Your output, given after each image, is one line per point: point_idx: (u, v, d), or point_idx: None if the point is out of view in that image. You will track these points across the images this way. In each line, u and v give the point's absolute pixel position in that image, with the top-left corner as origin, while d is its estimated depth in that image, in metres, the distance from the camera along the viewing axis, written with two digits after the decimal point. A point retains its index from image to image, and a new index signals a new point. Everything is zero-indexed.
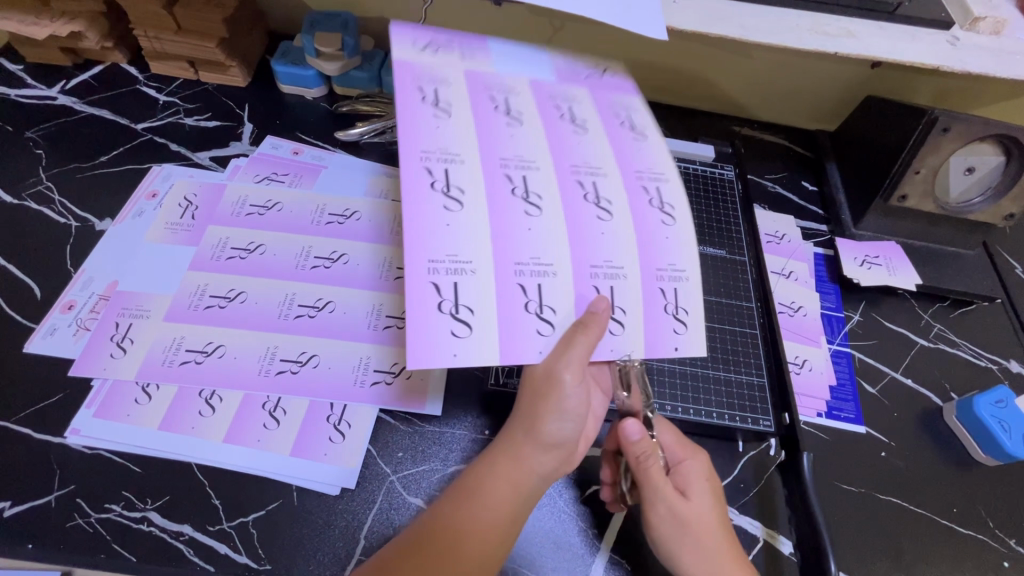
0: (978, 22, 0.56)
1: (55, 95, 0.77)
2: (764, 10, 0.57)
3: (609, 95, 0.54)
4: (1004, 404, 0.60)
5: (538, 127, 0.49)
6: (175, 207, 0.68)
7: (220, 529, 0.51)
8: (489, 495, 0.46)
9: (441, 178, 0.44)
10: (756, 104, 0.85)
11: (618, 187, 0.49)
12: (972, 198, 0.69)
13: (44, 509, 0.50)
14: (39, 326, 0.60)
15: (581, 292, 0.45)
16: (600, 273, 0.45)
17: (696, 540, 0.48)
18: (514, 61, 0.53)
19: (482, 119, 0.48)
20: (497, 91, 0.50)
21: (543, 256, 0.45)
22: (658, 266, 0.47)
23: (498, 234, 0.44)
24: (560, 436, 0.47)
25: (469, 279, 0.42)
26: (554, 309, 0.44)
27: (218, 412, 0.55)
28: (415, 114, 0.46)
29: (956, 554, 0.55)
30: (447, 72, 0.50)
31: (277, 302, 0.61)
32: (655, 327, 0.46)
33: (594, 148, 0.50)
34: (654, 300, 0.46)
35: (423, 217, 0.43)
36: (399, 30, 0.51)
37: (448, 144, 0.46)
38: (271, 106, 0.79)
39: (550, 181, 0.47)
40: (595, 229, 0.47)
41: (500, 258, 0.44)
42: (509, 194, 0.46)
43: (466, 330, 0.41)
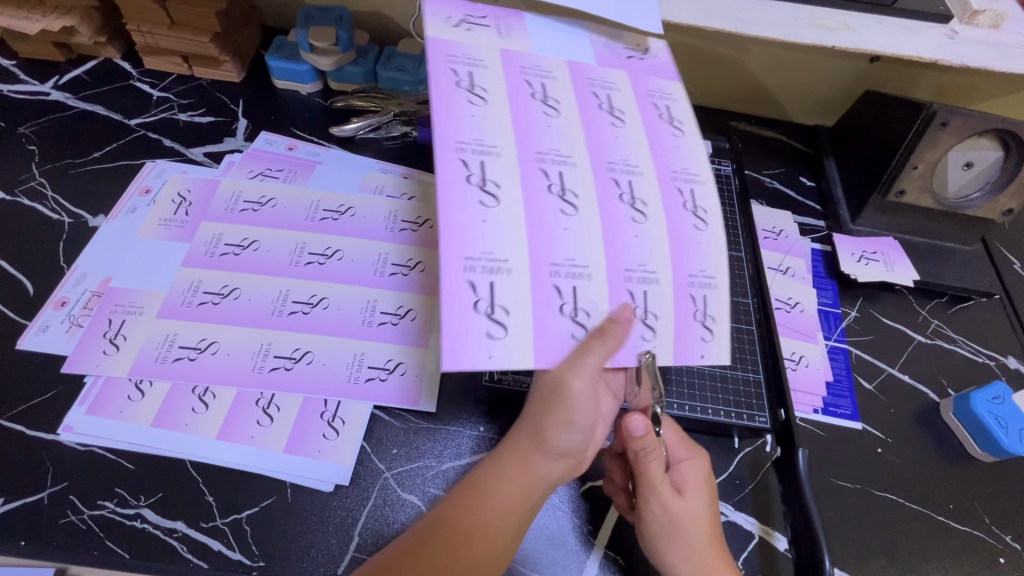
0: (977, 15, 0.56)
1: (48, 90, 0.77)
2: (762, 3, 0.56)
3: (648, 78, 0.52)
4: (1000, 400, 0.60)
5: (575, 114, 0.48)
6: (170, 203, 0.68)
7: (214, 526, 0.50)
8: (495, 501, 0.45)
9: (477, 171, 0.43)
10: (755, 99, 0.84)
11: (653, 188, 0.48)
12: (970, 193, 0.69)
13: (37, 505, 0.50)
14: (32, 322, 0.59)
15: (614, 296, 0.44)
16: (634, 277, 0.45)
17: (690, 540, 0.48)
18: (553, 40, 0.51)
19: (519, 107, 0.47)
20: (533, 74, 0.49)
21: (578, 258, 0.44)
22: (690, 271, 0.46)
23: (534, 234, 0.44)
24: (571, 445, 0.47)
25: (504, 279, 0.42)
26: (587, 314, 0.43)
27: (211, 408, 0.55)
28: (451, 100, 0.45)
29: (951, 551, 0.55)
30: (485, 55, 0.48)
31: (271, 298, 0.61)
32: (683, 336, 0.46)
33: (632, 143, 0.49)
34: (684, 308, 0.46)
35: (459, 213, 0.42)
36: (433, 5, 0.49)
37: (483, 134, 0.45)
38: (266, 101, 0.79)
39: (586, 178, 0.46)
40: (629, 229, 0.46)
41: (536, 259, 0.43)
42: (545, 189, 0.45)
43: (501, 331, 0.41)
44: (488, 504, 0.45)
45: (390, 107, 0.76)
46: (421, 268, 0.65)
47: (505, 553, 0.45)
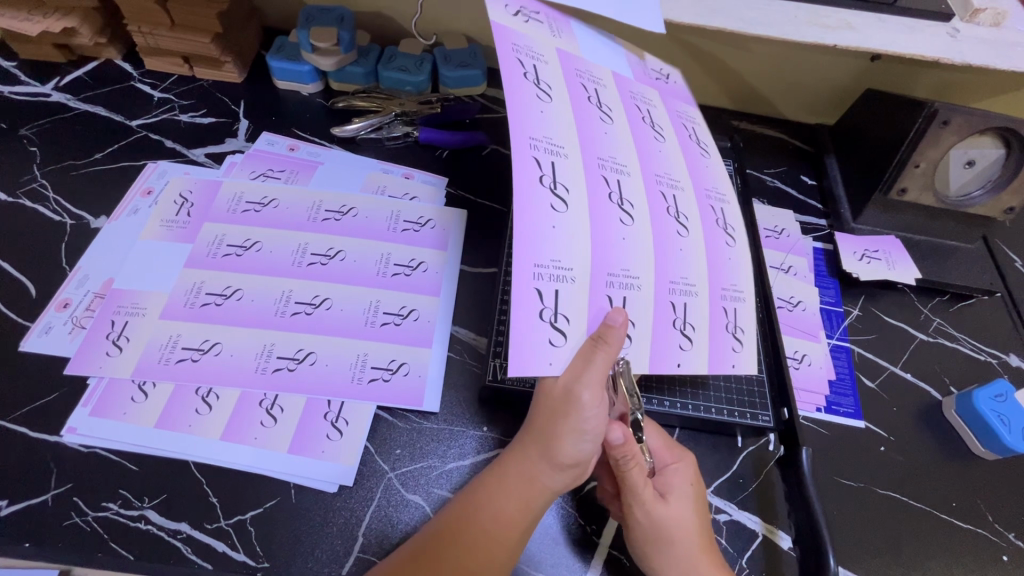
0: (979, 13, 0.56)
1: (49, 92, 0.77)
2: (763, 1, 0.56)
3: (676, 102, 0.57)
4: (1003, 398, 0.60)
5: (626, 126, 0.51)
6: (171, 205, 0.68)
7: (218, 527, 0.50)
8: (503, 508, 0.45)
9: (549, 172, 0.44)
10: (756, 98, 0.84)
11: (690, 205, 0.52)
12: (971, 191, 0.69)
13: (41, 507, 0.50)
14: (34, 324, 0.59)
15: (660, 306, 0.47)
16: (677, 289, 0.48)
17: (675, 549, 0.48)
18: (600, 50, 0.54)
19: (580, 111, 0.48)
20: (588, 80, 0.50)
21: (631, 269, 0.46)
22: (723, 284, 0.51)
23: (597, 241, 0.45)
24: (579, 457, 0.46)
25: (569, 287, 0.43)
26: (634, 323, 0.46)
27: (215, 409, 0.55)
28: (524, 98, 0.45)
29: (955, 549, 0.55)
30: (544, 50, 0.48)
31: (274, 299, 0.61)
32: (717, 346, 0.50)
33: (672, 161, 0.53)
34: (718, 318, 0.50)
35: (533, 215, 0.42)
36: None
37: (552, 135, 0.45)
38: (267, 102, 0.79)
39: (638, 189, 0.49)
40: (673, 243, 0.49)
41: (597, 267, 0.45)
42: (606, 198, 0.47)
43: (562, 339, 0.42)
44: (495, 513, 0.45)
45: (392, 107, 0.76)
46: (425, 268, 0.65)
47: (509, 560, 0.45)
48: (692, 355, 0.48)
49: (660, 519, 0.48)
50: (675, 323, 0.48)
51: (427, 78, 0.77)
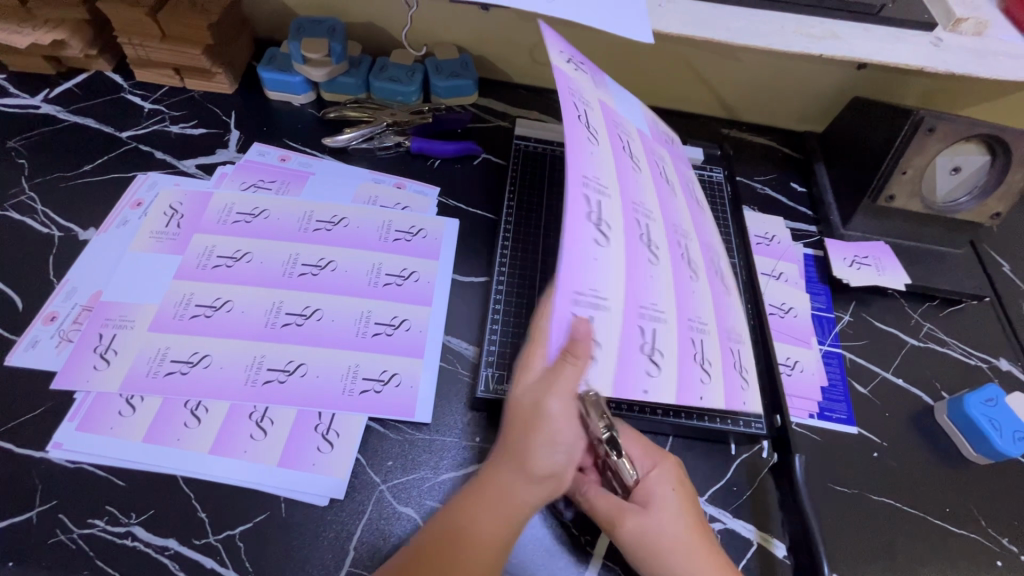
0: (961, 23, 0.57)
1: (38, 104, 0.76)
2: (750, 12, 0.57)
3: (681, 166, 0.64)
4: (993, 403, 0.60)
5: (649, 177, 0.55)
6: (160, 216, 0.67)
7: (206, 543, 0.50)
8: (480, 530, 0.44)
9: (595, 210, 0.46)
10: (744, 107, 0.85)
11: (698, 253, 0.57)
12: (958, 197, 0.69)
13: (25, 525, 0.49)
14: (21, 338, 0.58)
15: (681, 340, 0.50)
16: (693, 326, 0.52)
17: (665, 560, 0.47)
18: (626, 109, 0.59)
19: (617, 156, 0.52)
20: (622, 132, 0.55)
21: (659, 304, 0.49)
22: (730, 330, 0.56)
23: (631, 276, 0.47)
24: (554, 468, 0.45)
25: (605, 316, 0.44)
26: (661, 355, 0.48)
27: (204, 423, 0.54)
28: (576, 135, 0.47)
29: (949, 554, 0.55)
30: (590, 99, 0.52)
31: (264, 311, 0.60)
32: (731, 386, 0.53)
33: (682, 213, 0.58)
34: (727, 355, 0.54)
35: (580, 246, 0.44)
36: (549, 34, 0.52)
37: (599, 176, 0.48)
38: (258, 112, 0.79)
39: (661, 234, 0.53)
40: (688, 287, 0.53)
41: (630, 299, 0.46)
42: (638, 238, 0.50)
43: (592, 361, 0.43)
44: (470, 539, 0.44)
45: (383, 117, 0.76)
46: (416, 278, 0.65)
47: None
48: (717, 392, 0.51)
49: (649, 531, 0.48)
50: (695, 358, 0.51)
51: (418, 88, 0.77)
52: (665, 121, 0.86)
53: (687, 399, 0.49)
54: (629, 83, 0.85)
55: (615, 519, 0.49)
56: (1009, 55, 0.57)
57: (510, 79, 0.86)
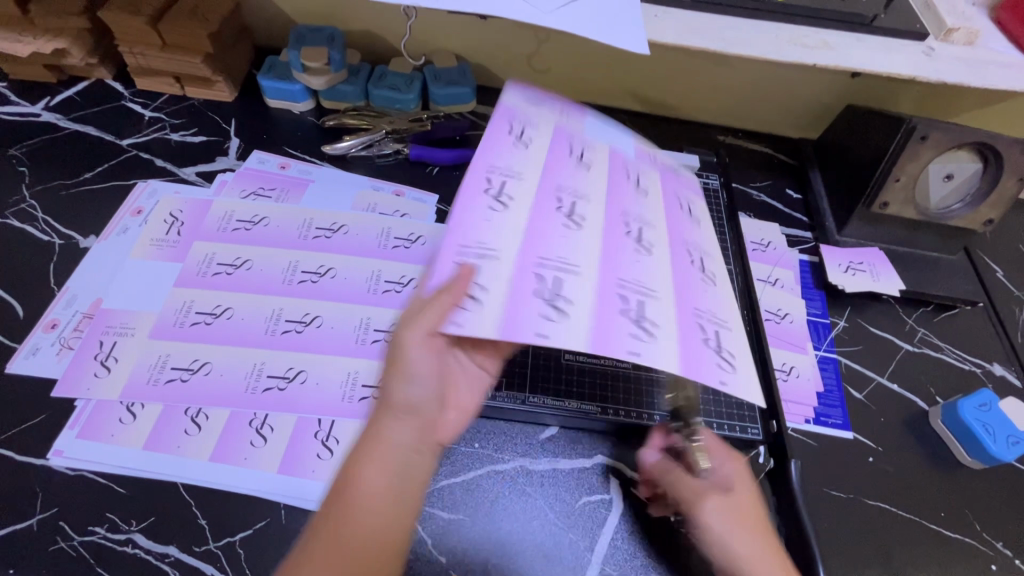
0: (952, 33, 0.58)
1: (39, 112, 0.77)
2: (745, 22, 0.57)
3: (678, 189, 0.56)
4: (988, 407, 0.61)
5: (602, 173, 0.52)
6: (161, 223, 0.68)
7: (206, 550, 0.50)
8: (363, 503, 0.40)
9: (496, 188, 0.48)
10: (740, 114, 0.86)
11: (662, 238, 0.50)
12: (951, 204, 0.70)
13: (26, 532, 0.49)
14: (21, 345, 0.59)
15: (605, 295, 0.43)
16: (629, 287, 0.45)
17: (749, 544, 0.46)
18: (605, 135, 0.56)
19: (554, 155, 0.52)
20: (577, 143, 0.54)
21: (571, 259, 0.45)
22: (706, 311, 0.46)
23: (533, 236, 0.46)
24: (417, 405, 0.43)
25: (491, 264, 0.43)
26: (569, 302, 0.42)
27: (204, 430, 0.54)
28: (496, 136, 0.51)
29: (945, 558, 0.56)
30: (540, 120, 0.54)
31: (264, 318, 0.61)
32: (692, 359, 0.42)
33: (650, 208, 0.52)
34: (692, 330, 0.44)
35: (469, 210, 0.45)
36: (517, 87, 0.56)
37: (513, 165, 0.49)
38: (257, 120, 0.79)
39: (598, 212, 0.49)
40: (634, 257, 0.47)
41: (526, 251, 0.44)
42: (555, 212, 0.48)
43: (475, 305, 0.40)
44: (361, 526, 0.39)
45: (382, 125, 0.77)
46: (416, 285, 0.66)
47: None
48: (661, 357, 0.41)
49: (731, 511, 0.48)
50: (625, 317, 0.43)
51: (417, 97, 0.78)
52: (662, 127, 0.87)
53: (596, 349, 0.40)
54: (625, 90, 0.85)
55: (693, 500, 0.49)
56: (999, 65, 0.58)
57: None
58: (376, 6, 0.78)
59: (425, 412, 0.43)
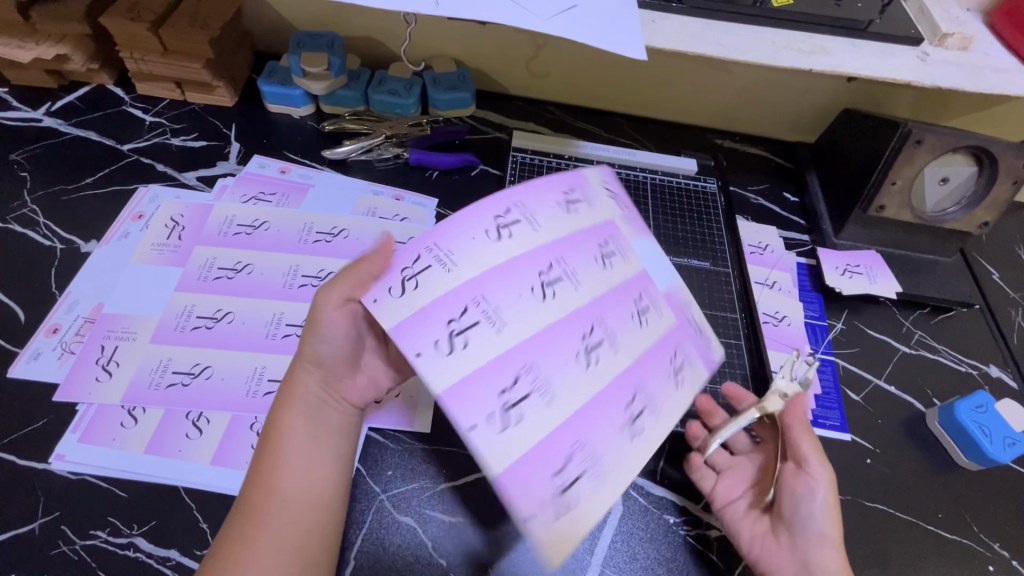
0: (947, 38, 0.59)
1: (40, 117, 0.77)
2: (742, 27, 0.58)
3: (685, 343, 0.55)
4: (983, 409, 0.61)
5: (612, 279, 0.52)
6: (162, 228, 0.68)
7: (208, 553, 0.50)
8: (283, 461, 0.48)
9: (509, 219, 0.49)
10: (737, 118, 0.87)
11: (608, 372, 0.49)
12: (947, 207, 0.71)
13: (28, 536, 0.50)
14: (22, 350, 0.59)
15: (500, 365, 0.44)
16: (531, 373, 0.45)
17: (836, 519, 0.51)
18: (648, 258, 0.58)
19: (581, 237, 0.52)
20: (612, 245, 0.54)
21: (503, 319, 0.45)
22: (586, 450, 0.46)
23: (492, 278, 0.46)
24: (322, 357, 0.53)
25: (437, 271, 0.46)
26: (463, 346, 0.44)
27: (205, 434, 0.55)
28: (549, 188, 0.53)
29: (942, 558, 0.56)
30: (602, 208, 0.56)
31: (265, 322, 0.61)
32: (529, 476, 0.43)
33: (625, 347, 0.50)
34: (556, 455, 0.44)
35: (468, 219, 0.48)
36: (608, 175, 0.59)
37: (539, 217, 0.51)
38: (257, 125, 0.80)
39: (570, 305, 0.49)
40: (566, 353, 0.47)
41: (474, 285, 0.46)
42: (536, 278, 0.48)
43: (398, 292, 0.45)
44: (287, 459, 0.48)
45: (382, 130, 0.78)
46: None
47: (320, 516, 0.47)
48: (496, 450, 0.42)
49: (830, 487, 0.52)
50: (500, 397, 0.43)
51: (416, 101, 0.79)
52: (659, 131, 0.87)
53: (451, 398, 0.42)
54: (623, 94, 0.86)
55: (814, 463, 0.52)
56: (994, 70, 0.58)
57: (506, 90, 0.87)
58: (376, 11, 0.79)
59: (331, 366, 0.53)
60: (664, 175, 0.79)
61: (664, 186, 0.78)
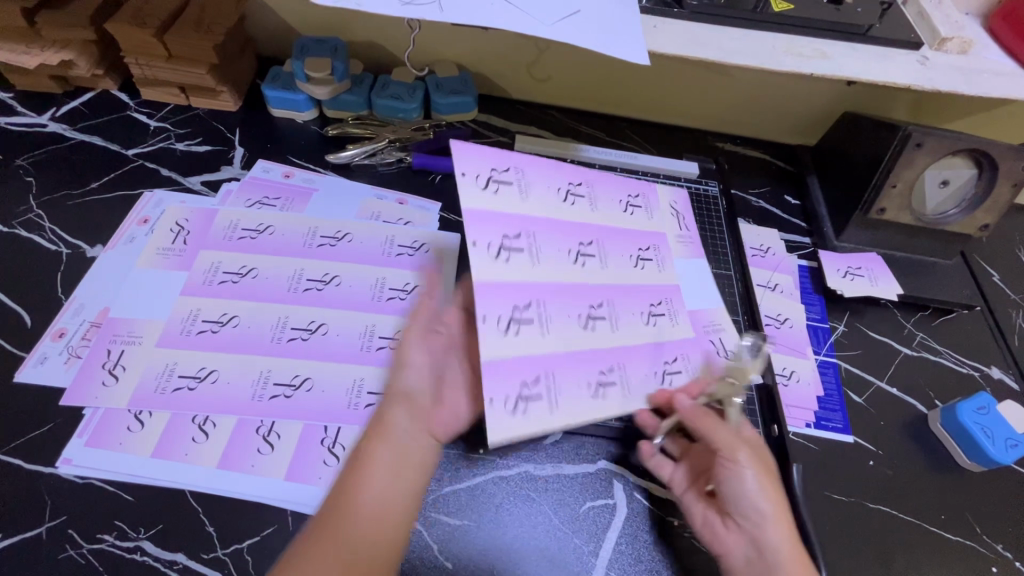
0: (946, 42, 0.59)
1: (45, 122, 0.78)
2: (743, 31, 0.58)
3: (691, 350, 0.60)
4: (985, 410, 0.62)
5: (640, 278, 0.62)
6: (166, 232, 0.68)
7: (215, 556, 0.50)
8: (363, 483, 0.46)
9: (574, 193, 0.62)
10: (738, 121, 0.88)
11: (604, 341, 0.56)
12: (947, 210, 0.71)
13: (35, 540, 0.50)
14: (30, 354, 0.59)
15: (522, 287, 0.53)
16: (539, 306, 0.53)
17: (772, 492, 0.49)
18: (694, 284, 0.66)
19: (626, 231, 0.64)
20: (651, 252, 0.65)
21: (540, 261, 0.55)
22: (554, 385, 0.52)
23: (548, 224, 0.57)
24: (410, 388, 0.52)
25: (507, 189, 0.55)
26: (505, 260, 0.53)
27: (211, 437, 0.55)
28: (617, 189, 0.66)
29: (945, 560, 0.56)
30: (660, 220, 0.68)
31: (270, 326, 0.62)
32: (506, 374, 0.50)
33: (623, 329, 0.58)
34: (530, 372, 0.51)
35: (550, 171, 0.60)
36: (678, 194, 0.73)
37: (597, 202, 0.63)
38: (261, 130, 0.80)
39: (595, 278, 0.58)
40: (570, 309, 0.56)
41: (534, 220, 0.56)
42: (578, 245, 0.59)
43: (479, 186, 0.53)
44: (367, 482, 0.47)
45: (385, 135, 0.78)
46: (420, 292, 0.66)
47: (398, 533, 0.46)
48: (491, 340, 0.50)
49: (760, 461, 0.50)
50: (511, 308, 0.51)
51: (419, 105, 0.79)
52: (661, 135, 0.88)
53: (479, 289, 0.50)
54: (624, 98, 0.87)
55: (729, 451, 0.49)
56: (993, 74, 0.59)
57: (508, 94, 0.88)
58: (379, 17, 0.79)
59: (417, 397, 0.52)
60: (666, 178, 0.80)
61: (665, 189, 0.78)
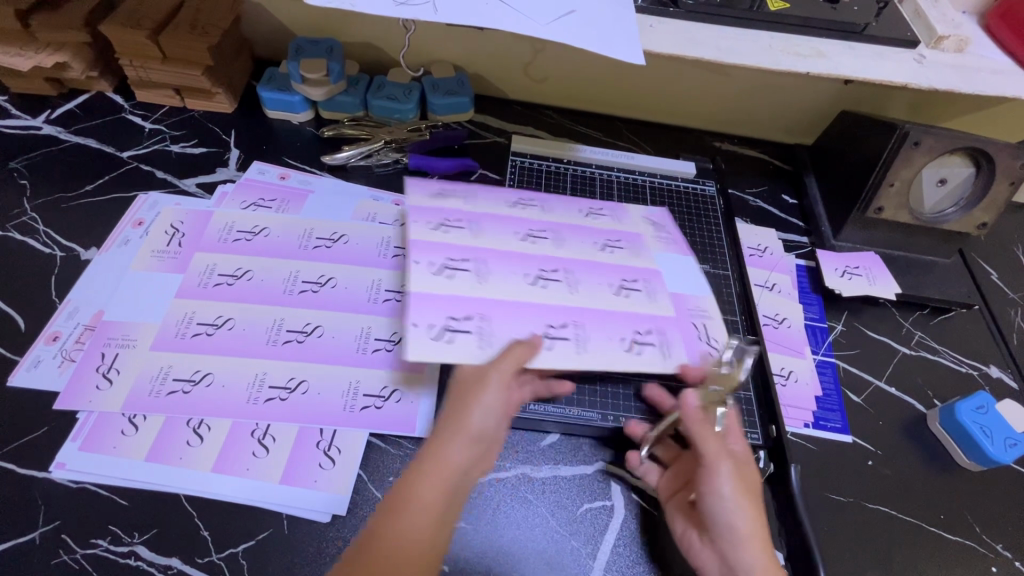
0: (942, 40, 0.59)
1: (39, 125, 0.77)
2: (738, 30, 0.58)
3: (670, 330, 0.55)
4: (984, 410, 0.61)
5: (603, 258, 0.61)
6: (162, 235, 0.68)
7: (209, 561, 0.50)
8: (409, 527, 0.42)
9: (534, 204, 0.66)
10: (734, 120, 0.87)
11: (557, 297, 0.55)
12: (945, 208, 0.71)
13: (28, 545, 0.49)
14: (22, 359, 0.59)
15: (459, 246, 0.56)
16: (477, 262, 0.55)
17: (749, 509, 0.47)
18: (680, 275, 0.62)
19: (592, 229, 0.64)
20: (613, 243, 0.63)
21: (480, 235, 0.59)
22: (486, 326, 0.51)
23: (495, 219, 0.61)
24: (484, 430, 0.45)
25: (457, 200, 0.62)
26: (444, 233, 0.57)
27: (206, 440, 0.55)
28: (579, 203, 0.68)
29: (945, 561, 0.56)
30: (632, 224, 0.66)
31: (265, 328, 0.61)
32: (427, 306, 0.50)
33: (587, 291, 0.56)
34: (455, 310, 0.51)
35: (500, 191, 0.66)
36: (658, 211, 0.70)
37: (567, 208, 0.66)
38: (258, 132, 0.80)
39: (554, 255, 0.59)
40: (516, 270, 0.56)
41: (476, 214, 0.61)
42: (525, 232, 0.61)
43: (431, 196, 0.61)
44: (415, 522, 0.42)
45: (381, 136, 0.78)
46: None
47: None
48: (422, 276, 0.53)
49: (741, 474, 0.49)
50: (444, 259, 0.54)
51: (416, 106, 0.79)
52: (658, 134, 0.88)
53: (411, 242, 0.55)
54: (621, 98, 0.87)
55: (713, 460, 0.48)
56: (990, 72, 0.59)
57: (504, 94, 0.88)
58: (375, 18, 0.79)
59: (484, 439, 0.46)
60: (662, 177, 0.79)
61: (662, 189, 0.78)
